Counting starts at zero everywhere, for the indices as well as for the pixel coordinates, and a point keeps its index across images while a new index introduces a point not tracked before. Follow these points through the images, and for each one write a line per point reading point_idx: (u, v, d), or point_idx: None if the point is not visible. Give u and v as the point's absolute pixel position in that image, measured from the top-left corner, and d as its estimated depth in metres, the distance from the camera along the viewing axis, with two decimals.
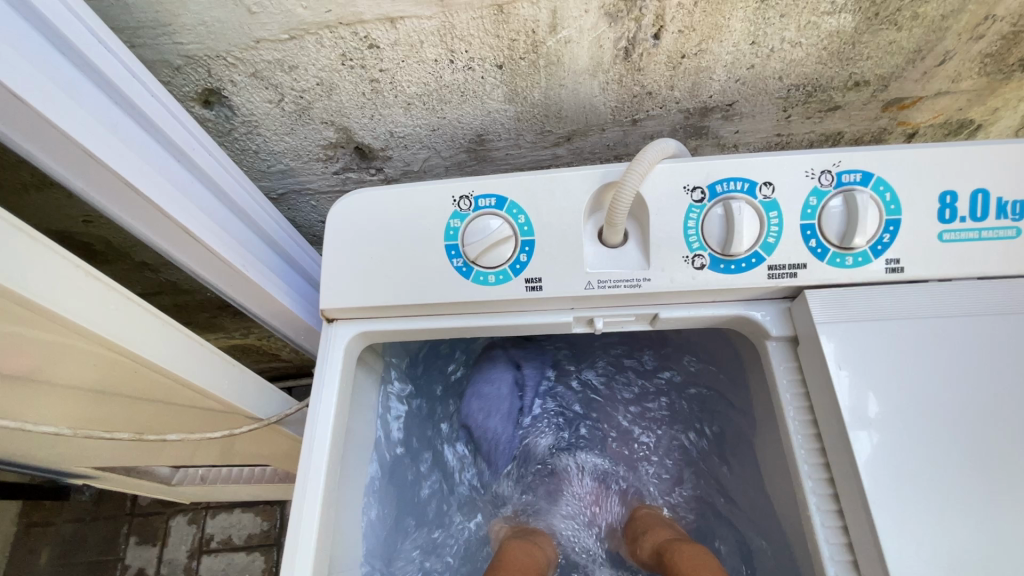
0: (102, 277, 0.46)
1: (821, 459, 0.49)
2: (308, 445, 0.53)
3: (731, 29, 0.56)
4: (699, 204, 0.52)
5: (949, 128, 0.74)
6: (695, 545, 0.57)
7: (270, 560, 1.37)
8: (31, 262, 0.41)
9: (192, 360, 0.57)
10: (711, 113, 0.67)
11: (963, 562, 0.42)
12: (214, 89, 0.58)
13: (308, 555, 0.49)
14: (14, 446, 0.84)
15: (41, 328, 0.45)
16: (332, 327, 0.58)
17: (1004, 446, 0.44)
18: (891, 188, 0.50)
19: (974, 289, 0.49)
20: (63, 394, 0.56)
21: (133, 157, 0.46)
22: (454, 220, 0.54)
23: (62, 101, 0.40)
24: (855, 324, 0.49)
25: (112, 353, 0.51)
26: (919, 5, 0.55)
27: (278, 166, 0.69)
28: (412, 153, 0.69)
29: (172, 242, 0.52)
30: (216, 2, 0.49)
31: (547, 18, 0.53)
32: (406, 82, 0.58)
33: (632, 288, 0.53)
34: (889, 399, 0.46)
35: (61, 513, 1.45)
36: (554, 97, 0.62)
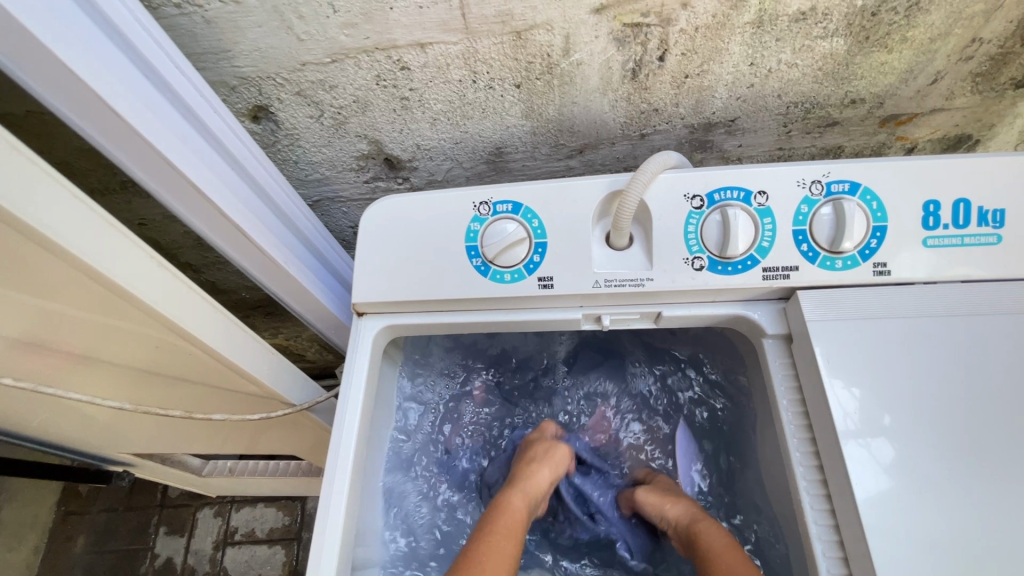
0: (172, 268, 0.53)
1: (811, 448, 0.53)
2: (338, 427, 0.58)
3: (730, 52, 0.61)
4: (698, 211, 0.57)
5: (948, 142, 0.77)
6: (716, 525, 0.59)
7: (291, 554, 1.43)
8: (121, 252, 0.48)
9: (240, 346, 0.63)
10: (714, 128, 0.72)
11: (940, 541, 0.45)
12: (263, 105, 0.64)
13: (336, 522, 0.55)
14: (67, 429, 0.91)
15: (120, 309, 0.53)
16: (361, 320, 0.63)
17: (980, 437, 0.48)
18: (877, 198, 0.54)
19: (958, 291, 0.53)
20: (124, 373, 0.63)
21: (200, 166, 0.53)
22: (475, 224, 0.60)
23: (147, 115, 0.47)
24: (843, 323, 0.53)
25: (174, 336, 0.58)
26: (908, 29, 0.59)
27: (315, 175, 0.75)
28: (436, 164, 0.75)
29: (227, 240, 0.59)
30: (271, 31, 0.55)
31: (561, 43, 0.58)
32: (433, 100, 0.65)
33: (636, 287, 0.58)
34: (873, 392, 0.50)
35: (96, 503, 1.53)
36: (567, 113, 0.68)
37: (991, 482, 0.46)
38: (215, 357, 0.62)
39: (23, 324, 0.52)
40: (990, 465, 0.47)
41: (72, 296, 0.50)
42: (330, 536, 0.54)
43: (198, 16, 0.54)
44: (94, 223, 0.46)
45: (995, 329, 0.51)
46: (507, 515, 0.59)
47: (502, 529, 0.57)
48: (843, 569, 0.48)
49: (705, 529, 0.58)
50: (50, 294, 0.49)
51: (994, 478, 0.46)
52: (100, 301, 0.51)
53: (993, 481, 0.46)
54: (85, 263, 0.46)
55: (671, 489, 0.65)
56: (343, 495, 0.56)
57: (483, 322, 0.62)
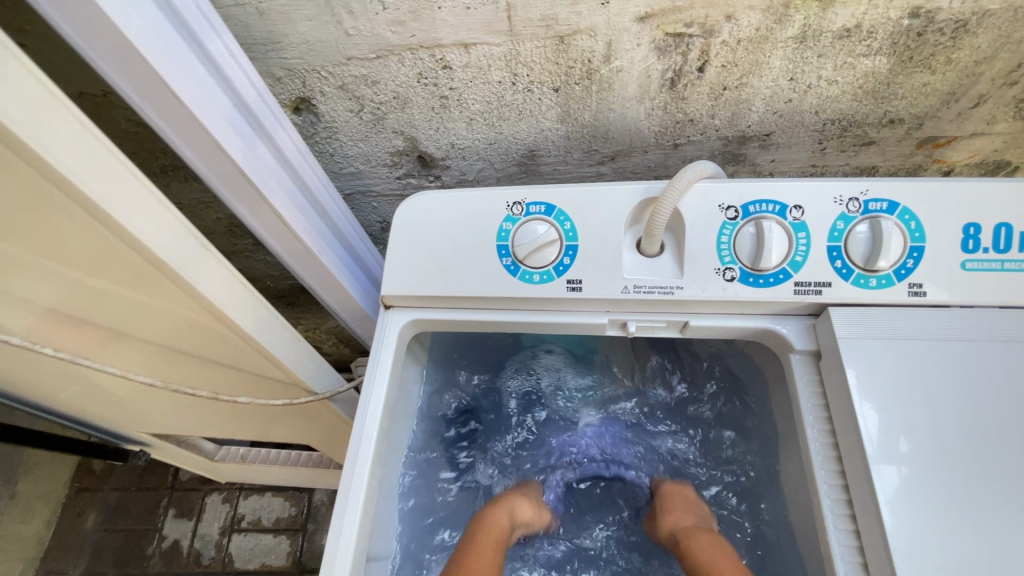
0: (214, 251, 0.55)
1: (837, 467, 0.52)
2: (361, 420, 0.59)
3: (770, 66, 0.61)
4: (732, 222, 0.57)
5: (986, 167, 0.76)
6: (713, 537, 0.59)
7: (295, 544, 1.44)
8: (170, 232, 0.50)
9: (270, 330, 0.65)
10: (749, 141, 0.72)
11: (967, 568, 0.44)
12: (306, 98, 0.66)
13: (355, 511, 0.55)
14: (91, 404, 0.93)
15: (160, 287, 0.54)
16: (389, 314, 0.64)
17: (1014, 466, 0.47)
18: (916, 218, 0.54)
19: (995, 316, 0.52)
20: (155, 352, 0.65)
21: (248, 152, 0.54)
22: (507, 224, 0.60)
23: (203, 100, 0.49)
24: (875, 340, 0.52)
25: (210, 316, 0.59)
26: (953, 51, 0.59)
27: (349, 169, 0.77)
28: (469, 164, 0.76)
29: (266, 226, 0.60)
30: (319, 25, 0.57)
31: (602, 49, 0.59)
32: (471, 101, 0.66)
33: (665, 295, 0.58)
34: (902, 413, 0.49)
35: (109, 481, 1.55)
36: (602, 119, 0.68)
37: (1022, 512, 0.45)
38: (247, 339, 0.63)
39: (69, 296, 0.54)
40: (1022, 495, 0.46)
41: (116, 271, 0.52)
42: (348, 522, 0.54)
43: (253, 8, 0.55)
44: (149, 200, 0.48)
45: None
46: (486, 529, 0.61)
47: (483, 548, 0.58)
48: None
49: (703, 537, 0.59)
50: (98, 271, 0.51)
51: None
52: (142, 279, 0.53)
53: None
54: (137, 240, 0.48)
55: (682, 507, 0.64)
56: (363, 486, 0.56)
57: (509, 322, 0.62)
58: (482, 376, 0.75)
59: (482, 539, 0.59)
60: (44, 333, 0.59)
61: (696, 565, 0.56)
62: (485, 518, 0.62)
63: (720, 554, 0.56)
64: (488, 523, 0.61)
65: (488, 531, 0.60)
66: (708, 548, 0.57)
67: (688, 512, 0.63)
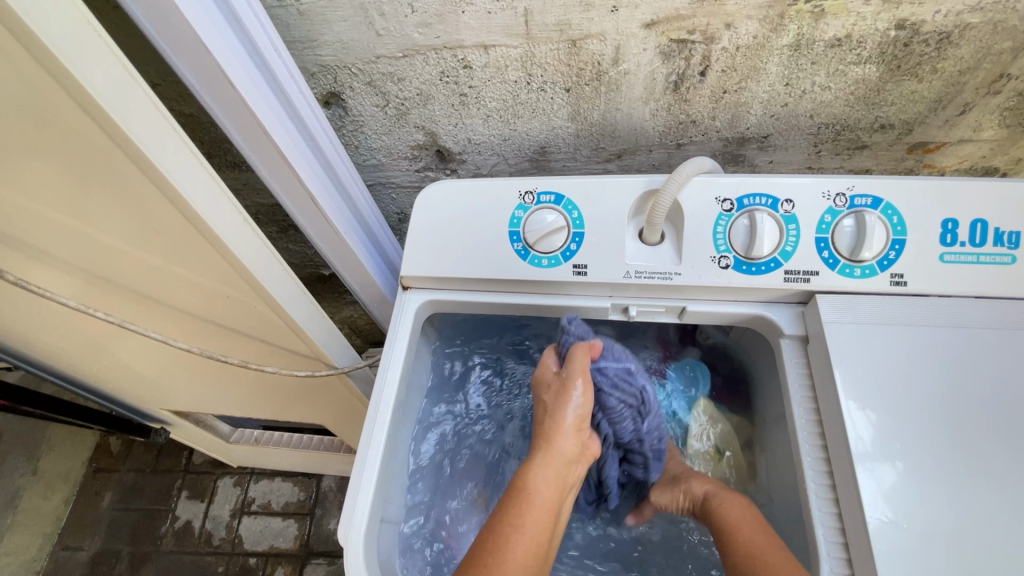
0: (253, 225, 0.60)
1: (820, 442, 0.56)
2: (380, 387, 0.64)
3: (767, 71, 0.65)
4: (727, 214, 0.61)
5: (975, 173, 0.80)
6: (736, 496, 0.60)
7: (303, 528, 1.48)
8: (218, 206, 0.56)
9: (299, 306, 0.70)
10: (747, 143, 0.77)
11: (935, 532, 0.48)
12: (335, 92, 0.71)
13: (373, 469, 0.60)
14: (119, 379, 0.98)
15: (205, 258, 0.60)
16: (407, 294, 0.69)
17: (981, 441, 0.51)
18: (898, 213, 0.58)
19: (969, 306, 0.56)
20: (192, 321, 0.71)
21: (287, 137, 0.60)
22: (519, 211, 0.65)
23: (253, 88, 0.55)
24: (857, 325, 0.57)
25: (246, 287, 0.64)
26: (938, 61, 0.63)
27: (372, 161, 0.82)
28: (484, 158, 0.81)
29: (299, 205, 0.66)
30: (353, 25, 0.62)
31: (611, 53, 0.64)
32: (489, 98, 0.71)
33: (665, 280, 0.62)
34: (880, 391, 0.53)
35: (125, 462, 1.60)
36: (610, 118, 0.73)
37: (988, 482, 0.49)
38: (277, 312, 0.69)
39: (113, 266, 0.61)
40: (989, 467, 0.50)
41: (168, 243, 0.58)
42: (365, 480, 0.59)
43: (293, 8, 0.61)
44: (201, 175, 0.53)
45: (1002, 342, 0.54)
46: (527, 495, 0.55)
47: (530, 523, 0.54)
48: (842, 554, 0.50)
49: (726, 499, 0.59)
50: (148, 244, 0.58)
51: (992, 479, 0.49)
52: (189, 250, 0.59)
53: (990, 480, 0.49)
54: (193, 212, 0.54)
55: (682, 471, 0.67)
56: (381, 447, 0.61)
57: (519, 303, 0.67)
58: (484, 358, 0.79)
59: (530, 510, 0.54)
60: (94, 299, 0.66)
61: (728, 525, 0.56)
62: (531, 484, 0.56)
63: (746, 515, 0.57)
64: (534, 491, 0.55)
65: (534, 500, 0.55)
66: (734, 507, 0.58)
67: (698, 476, 0.64)
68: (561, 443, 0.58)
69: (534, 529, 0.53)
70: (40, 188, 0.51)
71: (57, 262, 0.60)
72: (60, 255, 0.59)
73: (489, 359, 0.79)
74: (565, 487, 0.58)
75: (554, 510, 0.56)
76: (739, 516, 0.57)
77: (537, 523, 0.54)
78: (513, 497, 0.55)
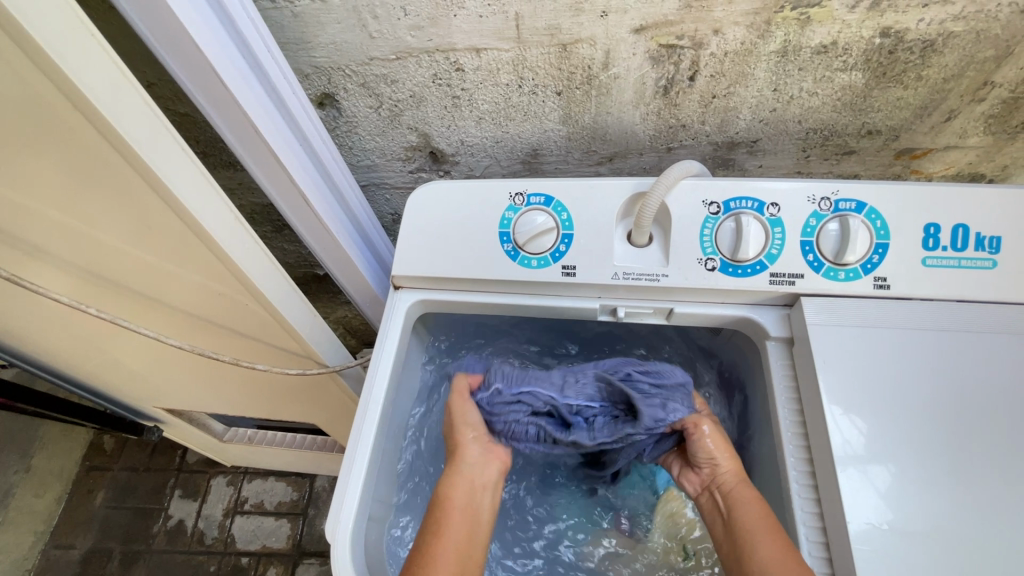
0: (245, 224, 0.61)
1: (803, 442, 0.56)
2: (370, 384, 0.64)
3: (755, 77, 0.66)
4: (714, 217, 0.62)
5: (961, 179, 0.81)
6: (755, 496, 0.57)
7: (296, 527, 1.48)
8: (210, 205, 0.56)
9: (291, 305, 0.71)
10: (737, 147, 0.77)
11: (915, 532, 0.49)
12: (329, 94, 0.72)
13: (361, 466, 0.60)
14: (112, 377, 0.98)
15: (197, 256, 0.61)
16: (398, 293, 0.70)
17: (961, 443, 0.52)
18: (882, 217, 0.59)
19: (950, 310, 0.57)
20: (185, 319, 0.72)
21: (279, 136, 0.61)
22: (509, 213, 0.66)
23: (245, 88, 0.55)
24: (841, 328, 0.57)
25: (238, 286, 0.65)
26: (923, 68, 0.64)
27: (366, 162, 0.83)
28: (476, 160, 0.82)
29: (290, 204, 0.67)
30: (347, 28, 0.63)
31: (601, 57, 0.65)
32: (481, 101, 0.72)
33: (652, 282, 0.63)
34: (862, 393, 0.54)
35: (119, 461, 1.60)
36: (601, 122, 0.74)
37: (967, 483, 0.50)
38: (269, 311, 0.69)
39: (106, 263, 0.62)
40: (969, 469, 0.51)
41: (161, 240, 0.59)
42: (354, 477, 0.59)
43: (288, 10, 0.62)
44: (194, 173, 0.54)
45: (983, 345, 0.55)
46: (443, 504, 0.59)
47: (446, 537, 0.56)
48: (823, 553, 0.51)
49: (747, 498, 0.57)
50: (142, 241, 0.59)
51: (970, 480, 0.50)
52: (181, 248, 0.60)
53: (969, 481, 0.50)
54: (185, 210, 0.54)
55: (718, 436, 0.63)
56: (369, 443, 0.62)
57: (509, 303, 0.68)
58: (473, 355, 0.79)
59: (447, 522, 0.57)
60: (88, 295, 0.67)
61: (747, 527, 0.54)
62: (443, 494, 0.59)
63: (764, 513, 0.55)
64: (448, 500, 0.59)
65: (450, 506, 0.59)
66: (754, 508, 0.56)
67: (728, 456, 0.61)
68: (460, 448, 0.63)
69: (453, 541, 0.56)
70: (35, 186, 0.52)
71: (51, 259, 0.60)
72: (54, 251, 0.59)
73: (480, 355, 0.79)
74: (477, 488, 0.61)
75: (468, 514, 0.59)
76: (752, 523, 0.54)
77: (455, 532, 0.57)
78: (435, 512, 0.59)
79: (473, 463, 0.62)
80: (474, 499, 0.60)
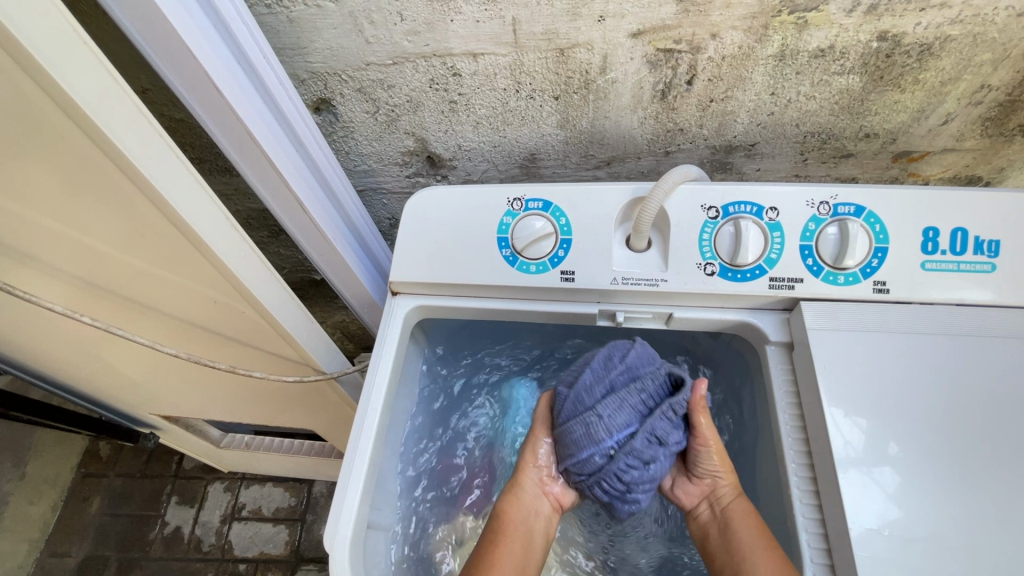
0: (241, 230, 0.60)
1: (804, 447, 0.56)
2: (367, 392, 0.64)
3: (753, 81, 0.66)
4: (713, 221, 0.62)
5: (959, 181, 0.81)
6: (744, 504, 0.59)
7: (294, 533, 1.47)
8: (204, 212, 0.56)
9: (287, 311, 0.70)
10: (735, 151, 0.77)
11: (918, 538, 0.48)
12: (325, 99, 0.71)
13: (359, 475, 0.60)
14: (107, 385, 0.97)
15: (192, 263, 0.60)
16: (395, 299, 0.70)
17: (962, 448, 0.51)
18: (880, 221, 0.59)
19: (950, 314, 0.57)
20: (180, 326, 0.71)
21: (275, 143, 0.60)
22: (507, 218, 0.66)
23: (240, 95, 0.55)
24: (841, 333, 0.57)
25: (233, 293, 0.65)
26: (920, 72, 0.64)
27: (362, 167, 0.82)
28: (474, 165, 0.82)
29: (286, 209, 0.67)
30: (343, 33, 0.62)
31: (599, 61, 0.65)
32: (478, 105, 0.71)
33: (651, 287, 0.63)
34: (862, 398, 0.54)
35: (115, 467, 1.59)
36: (599, 126, 0.74)
37: (968, 488, 0.50)
38: (264, 317, 0.68)
39: (100, 271, 0.61)
40: (971, 474, 0.50)
41: (154, 248, 0.58)
42: (351, 487, 0.59)
43: (283, 16, 0.61)
44: (188, 181, 0.53)
45: (983, 349, 0.55)
46: (502, 522, 0.62)
47: (503, 547, 0.60)
48: (825, 559, 0.51)
49: (738, 509, 0.59)
50: (134, 248, 0.58)
51: (972, 485, 0.50)
52: (175, 255, 0.59)
53: (971, 486, 0.50)
54: (177, 217, 0.54)
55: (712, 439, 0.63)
56: (368, 451, 0.61)
57: (507, 309, 0.67)
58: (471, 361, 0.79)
59: (504, 535, 0.61)
60: (81, 305, 0.66)
61: (740, 536, 0.56)
62: (500, 513, 0.63)
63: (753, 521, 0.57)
64: (505, 516, 0.62)
65: (506, 524, 0.62)
66: (747, 518, 0.57)
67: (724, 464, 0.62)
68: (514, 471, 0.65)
69: (513, 556, 0.60)
70: (27, 195, 0.51)
71: (46, 268, 0.60)
72: (49, 260, 0.59)
73: (478, 360, 0.79)
74: (535, 507, 0.63)
75: (525, 533, 0.62)
76: (749, 537, 0.55)
77: (513, 545, 0.60)
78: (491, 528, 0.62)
79: (535, 486, 0.64)
80: (531, 519, 0.63)
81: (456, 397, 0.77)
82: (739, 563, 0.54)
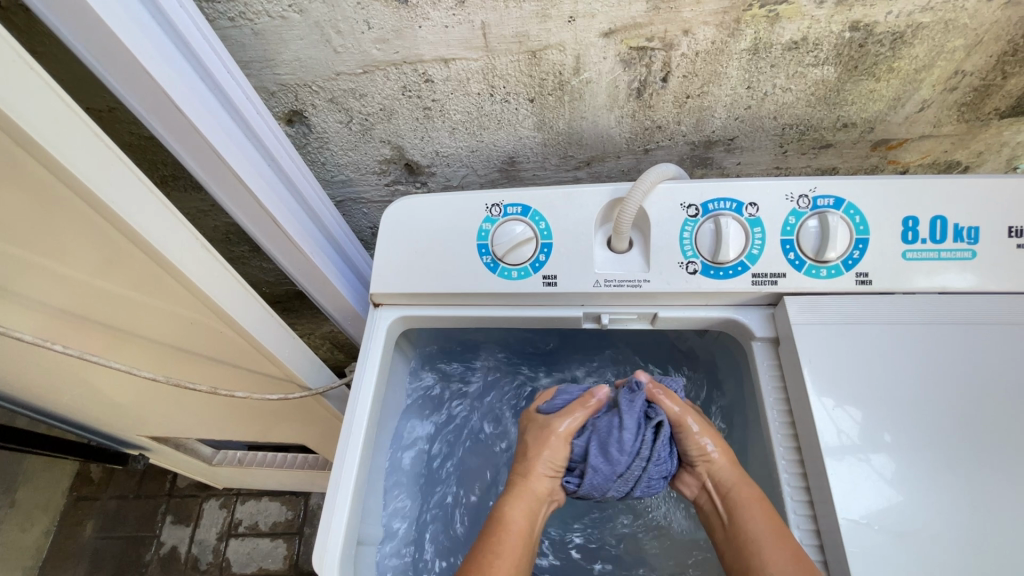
0: (213, 251, 0.59)
1: (793, 443, 0.56)
2: (352, 407, 0.62)
3: (728, 75, 0.66)
4: (693, 219, 0.61)
5: (938, 167, 0.81)
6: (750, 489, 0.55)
7: (292, 547, 1.46)
8: (173, 236, 0.54)
9: (267, 328, 0.69)
10: (714, 146, 0.77)
11: (908, 529, 0.48)
12: (298, 110, 0.70)
13: (346, 492, 0.58)
14: (92, 409, 0.96)
15: (165, 287, 0.59)
16: (378, 311, 0.68)
17: (949, 436, 0.51)
18: (860, 213, 0.59)
19: (931, 302, 0.57)
20: (160, 350, 0.70)
21: (244, 160, 0.59)
22: (486, 224, 0.65)
23: (203, 112, 0.54)
24: (825, 326, 0.57)
25: (212, 314, 0.64)
26: (894, 60, 0.64)
27: (340, 177, 0.81)
28: (453, 170, 0.81)
29: (259, 225, 0.65)
30: (310, 44, 0.61)
31: (572, 62, 0.64)
32: (453, 110, 0.70)
33: (634, 287, 0.62)
34: (848, 391, 0.53)
35: (107, 490, 1.56)
36: (576, 127, 0.73)
37: (955, 474, 0.50)
38: (244, 336, 0.67)
39: (71, 296, 0.59)
40: (958, 462, 0.50)
41: (126, 272, 0.57)
42: (338, 506, 0.58)
43: (248, 28, 0.60)
44: (153, 205, 0.52)
45: (965, 337, 0.55)
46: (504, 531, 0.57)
47: (508, 556, 0.55)
48: (819, 555, 0.51)
49: (744, 493, 0.55)
50: (105, 272, 0.56)
51: (959, 472, 0.50)
52: (147, 279, 0.58)
53: (958, 474, 0.50)
54: (144, 241, 0.52)
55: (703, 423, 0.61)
56: (354, 467, 0.60)
57: (491, 316, 0.67)
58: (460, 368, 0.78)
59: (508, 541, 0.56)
60: (55, 333, 0.64)
61: (746, 526, 0.53)
62: (506, 516, 0.58)
63: (759, 507, 0.54)
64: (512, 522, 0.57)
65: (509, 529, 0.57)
66: (749, 504, 0.54)
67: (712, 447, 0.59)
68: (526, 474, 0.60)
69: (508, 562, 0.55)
70: None
71: (14, 296, 0.58)
72: (17, 288, 0.57)
73: (469, 367, 0.78)
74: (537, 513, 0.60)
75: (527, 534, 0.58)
76: (756, 532, 0.52)
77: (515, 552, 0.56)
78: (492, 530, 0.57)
79: (546, 493, 0.60)
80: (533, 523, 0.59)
81: (448, 406, 0.76)
82: (749, 558, 0.52)
